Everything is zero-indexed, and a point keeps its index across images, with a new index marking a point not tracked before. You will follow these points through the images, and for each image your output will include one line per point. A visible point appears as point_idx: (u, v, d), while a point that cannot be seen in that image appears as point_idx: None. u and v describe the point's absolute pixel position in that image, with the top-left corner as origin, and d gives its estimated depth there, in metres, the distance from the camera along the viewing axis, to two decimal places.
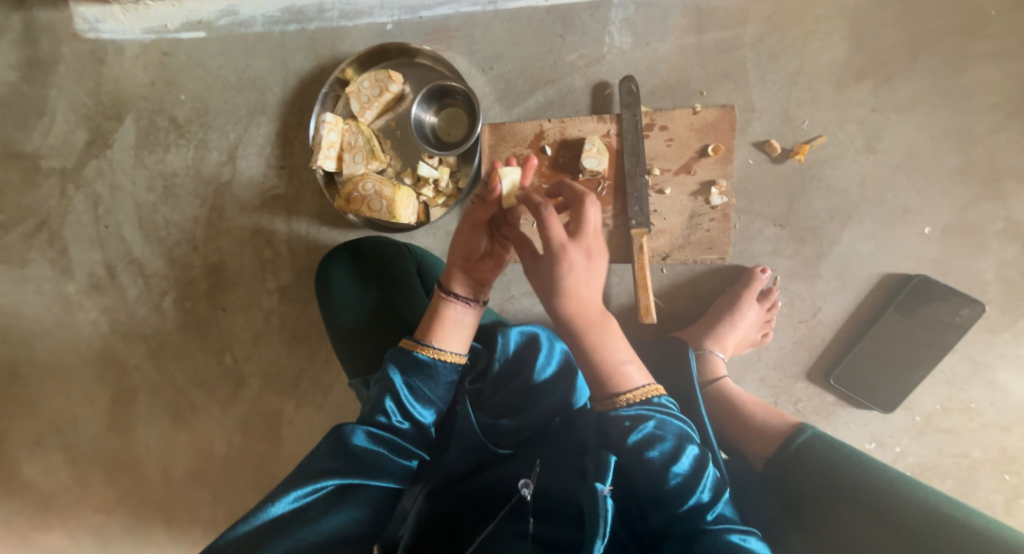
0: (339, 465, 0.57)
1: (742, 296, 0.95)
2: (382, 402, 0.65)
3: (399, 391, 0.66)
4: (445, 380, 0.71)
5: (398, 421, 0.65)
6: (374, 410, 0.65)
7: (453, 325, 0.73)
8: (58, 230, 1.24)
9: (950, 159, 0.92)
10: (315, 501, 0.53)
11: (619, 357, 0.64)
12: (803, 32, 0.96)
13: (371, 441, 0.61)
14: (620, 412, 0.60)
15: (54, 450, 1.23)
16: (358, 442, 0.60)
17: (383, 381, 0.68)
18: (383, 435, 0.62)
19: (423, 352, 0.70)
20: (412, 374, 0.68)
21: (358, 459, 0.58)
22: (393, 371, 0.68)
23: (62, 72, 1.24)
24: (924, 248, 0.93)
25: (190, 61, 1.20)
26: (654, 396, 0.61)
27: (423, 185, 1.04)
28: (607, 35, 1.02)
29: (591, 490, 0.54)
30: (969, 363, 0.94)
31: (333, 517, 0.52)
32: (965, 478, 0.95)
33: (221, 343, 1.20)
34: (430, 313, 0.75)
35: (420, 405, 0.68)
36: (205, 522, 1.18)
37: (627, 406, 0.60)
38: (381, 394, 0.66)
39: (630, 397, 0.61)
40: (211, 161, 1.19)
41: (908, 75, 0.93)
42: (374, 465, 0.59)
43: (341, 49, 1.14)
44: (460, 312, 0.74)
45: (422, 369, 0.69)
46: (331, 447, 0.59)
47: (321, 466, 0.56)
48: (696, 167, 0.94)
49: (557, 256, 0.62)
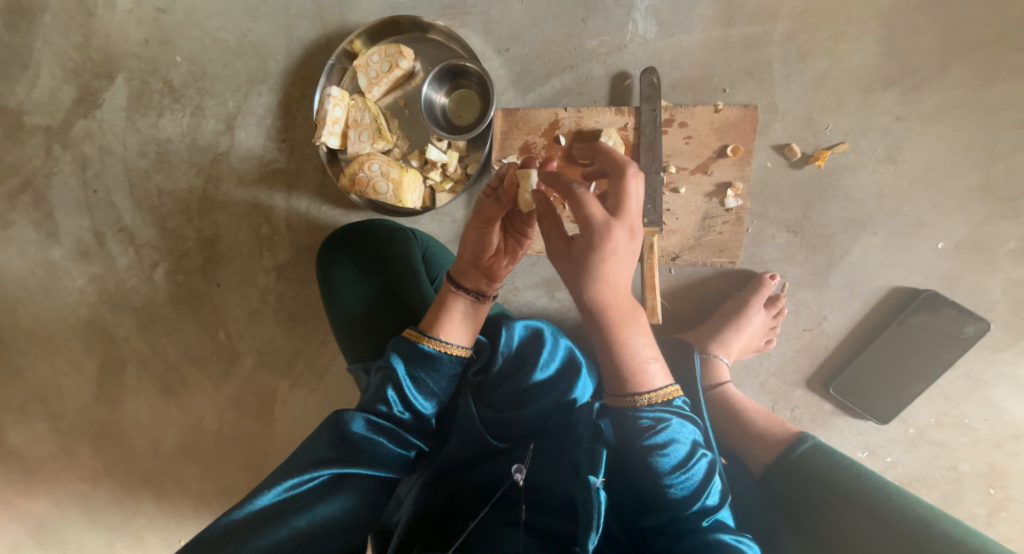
0: (336, 453, 0.55)
1: (749, 301, 0.94)
2: (384, 391, 0.63)
3: (401, 381, 0.64)
4: (447, 372, 0.69)
5: (398, 411, 0.63)
6: (375, 399, 0.63)
7: (461, 319, 0.72)
8: (43, 192, 1.18)
9: (970, 174, 0.91)
10: (308, 491, 0.51)
11: (643, 353, 0.60)
12: (834, 32, 0.92)
13: (371, 430, 0.59)
14: (640, 413, 0.58)
15: (39, 417, 1.20)
16: (357, 430, 0.58)
17: (385, 369, 0.65)
18: (382, 425, 0.60)
19: (427, 343, 0.67)
20: (415, 365, 0.66)
21: (358, 449, 0.57)
22: (396, 359, 0.66)
23: (48, 23, 1.16)
24: (934, 263, 0.93)
25: (187, 20, 1.13)
26: (673, 398, 0.60)
27: (430, 168, 1.01)
28: (631, 23, 0.98)
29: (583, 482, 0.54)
30: (967, 379, 0.95)
31: (327, 507, 0.51)
32: (951, 490, 0.97)
33: (214, 319, 1.17)
34: (436, 304, 0.73)
35: (422, 398, 0.66)
36: (193, 496, 1.17)
37: (648, 407, 0.58)
38: (382, 383, 0.64)
39: (651, 398, 0.58)
40: (208, 129, 1.14)
41: (937, 85, 0.91)
42: (372, 455, 0.58)
43: (349, 18, 1.08)
44: (468, 306, 0.73)
45: (427, 360, 0.67)
46: (330, 436, 0.57)
47: (319, 453, 0.55)
48: (713, 168, 0.92)
49: (601, 237, 0.56)
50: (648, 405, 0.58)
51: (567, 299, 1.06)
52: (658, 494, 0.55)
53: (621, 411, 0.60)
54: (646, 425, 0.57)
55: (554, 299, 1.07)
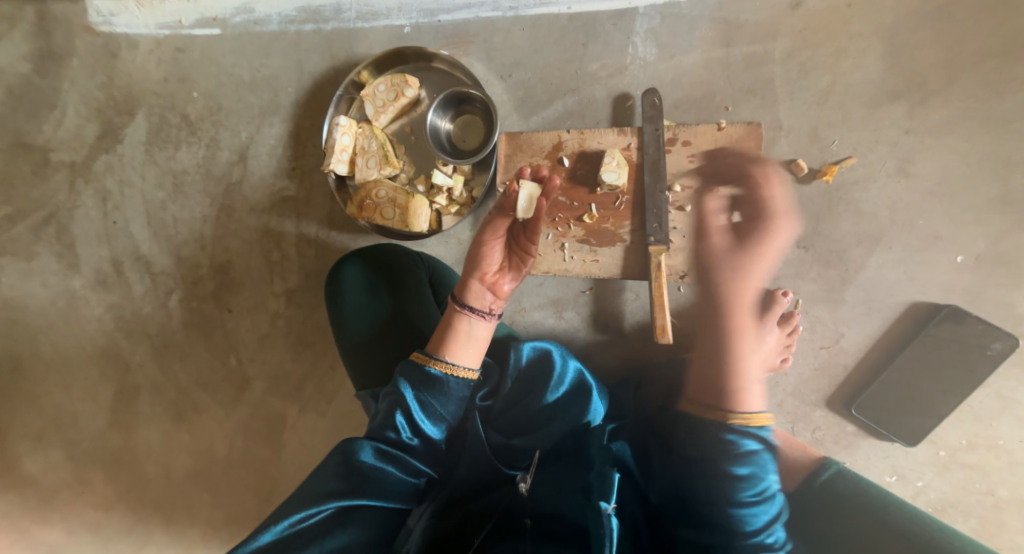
0: (341, 485, 0.54)
1: (761, 320, 0.92)
2: (392, 415, 0.62)
3: (409, 405, 0.63)
4: (456, 395, 0.67)
5: (407, 437, 0.62)
6: (382, 425, 0.62)
7: (467, 338, 0.71)
8: (66, 224, 1.23)
9: (986, 186, 0.89)
10: (311, 524, 0.50)
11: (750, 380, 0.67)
12: (835, 48, 0.92)
13: (378, 457, 0.58)
14: (728, 423, 0.60)
15: (55, 445, 1.21)
16: (365, 458, 0.58)
17: (393, 394, 0.65)
18: (389, 451, 0.59)
19: (434, 367, 0.67)
20: (422, 388, 0.65)
21: (366, 478, 0.56)
22: (404, 383, 0.65)
23: (75, 65, 1.23)
24: (955, 277, 0.90)
25: (204, 58, 1.18)
26: (766, 425, 0.61)
27: (435, 193, 1.02)
28: (631, 46, 0.99)
29: (596, 509, 0.54)
30: (998, 398, 0.90)
31: (333, 539, 0.50)
32: (990, 517, 0.91)
33: (226, 345, 1.18)
34: (448, 325, 0.73)
35: (431, 422, 0.64)
36: (203, 524, 1.16)
37: (739, 427, 0.59)
38: (390, 408, 0.63)
39: (746, 419, 0.60)
40: (222, 160, 1.17)
41: (945, 97, 0.89)
42: (380, 484, 0.56)
43: (357, 51, 1.11)
44: (476, 328, 0.72)
45: (435, 383, 0.66)
46: (338, 466, 0.56)
47: (326, 486, 0.54)
48: (718, 185, 0.91)
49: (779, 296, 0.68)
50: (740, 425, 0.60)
51: (575, 320, 1.04)
52: (716, 507, 0.55)
53: (713, 425, 0.61)
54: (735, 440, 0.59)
55: (561, 320, 1.05)
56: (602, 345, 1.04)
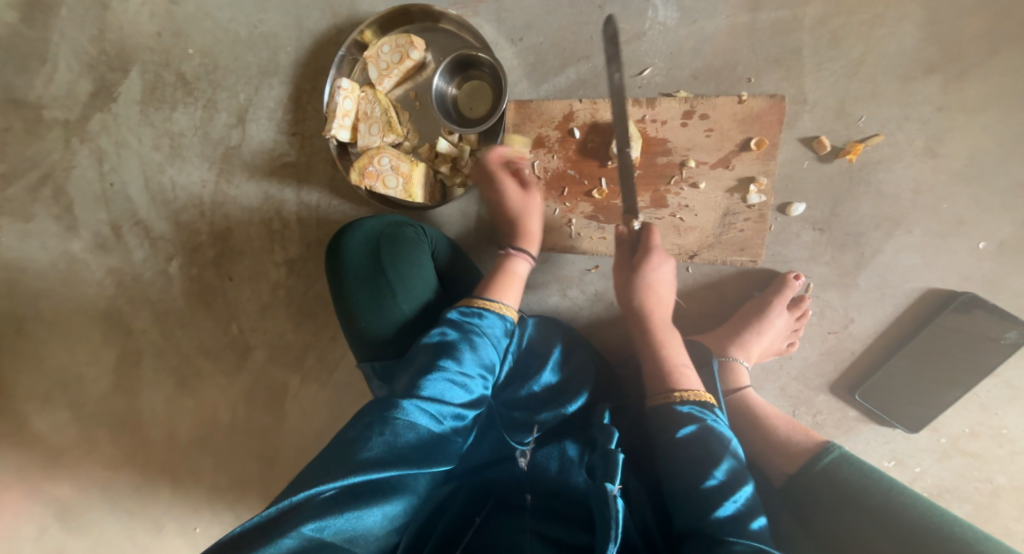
0: (375, 448, 0.48)
1: (771, 303, 0.89)
2: (438, 366, 0.58)
3: (458, 355, 0.61)
4: (499, 333, 0.69)
5: (447, 393, 0.57)
6: (414, 385, 0.56)
7: (514, 280, 0.80)
8: (62, 185, 1.20)
9: (1018, 169, 0.85)
10: (334, 492, 0.43)
11: (680, 360, 0.73)
12: (871, 16, 0.86)
13: (418, 417, 0.52)
14: (675, 406, 0.64)
15: (61, 406, 1.23)
16: (404, 412, 0.52)
17: (434, 345, 0.61)
18: (428, 412, 0.54)
19: (489, 308, 0.69)
20: (465, 334, 0.64)
21: (400, 445, 0.49)
22: (449, 328, 0.64)
23: (65, 16, 1.17)
24: (975, 264, 0.87)
25: (199, 12, 1.12)
26: (704, 400, 0.64)
27: (440, 162, 0.99)
28: (650, 9, 0.93)
29: (601, 490, 0.54)
30: (1007, 387, 0.89)
31: (360, 512, 0.43)
32: (986, 504, 0.92)
33: (227, 312, 1.17)
34: (499, 271, 0.82)
35: (471, 372, 0.61)
36: (208, 486, 1.19)
37: (682, 402, 0.64)
38: (435, 357, 0.60)
39: (686, 395, 0.65)
40: (220, 123, 1.13)
41: (983, 72, 0.84)
42: (416, 449, 0.50)
43: (360, 8, 1.05)
44: (522, 269, 0.84)
45: (480, 327, 0.66)
46: (371, 429, 0.50)
47: (358, 451, 0.47)
48: (735, 162, 0.87)
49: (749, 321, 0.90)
50: (682, 401, 0.64)
51: (580, 297, 1.03)
52: (693, 495, 0.54)
53: (665, 420, 0.63)
54: (685, 418, 0.61)
55: (566, 297, 1.04)
56: (607, 323, 1.02)
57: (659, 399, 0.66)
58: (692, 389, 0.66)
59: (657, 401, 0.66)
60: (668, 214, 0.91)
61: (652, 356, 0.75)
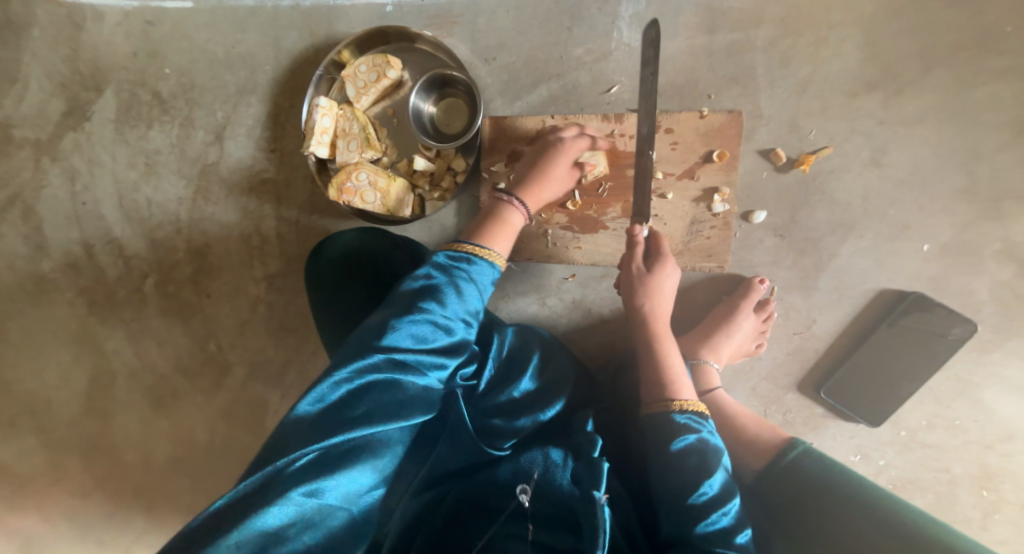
0: (358, 409, 0.48)
1: (738, 306, 0.94)
2: (418, 310, 0.57)
3: (441, 297, 0.59)
4: (488, 280, 0.66)
5: (418, 341, 0.56)
6: (390, 327, 0.55)
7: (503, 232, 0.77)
8: (32, 205, 1.18)
9: (954, 177, 0.92)
10: (321, 457, 0.43)
11: (675, 369, 0.72)
12: (817, 38, 0.93)
13: (396, 373, 0.53)
14: (672, 415, 0.64)
15: (28, 432, 1.19)
16: (377, 375, 0.51)
17: (418, 286, 0.60)
18: (408, 363, 0.54)
19: (478, 255, 0.66)
20: (448, 278, 0.61)
21: (375, 406, 0.49)
22: (435, 272, 0.61)
23: (37, 36, 1.17)
24: (922, 266, 0.93)
25: (175, 32, 1.14)
26: (703, 413, 0.65)
27: (417, 177, 1.02)
28: (616, 31, 0.99)
29: (588, 501, 0.54)
30: (957, 380, 0.95)
31: (345, 476, 0.44)
32: (945, 493, 0.97)
33: (205, 330, 1.16)
34: (490, 218, 0.78)
35: (451, 319, 0.60)
36: (185, 509, 1.16)
37: (681, 411, 0.64)
38: (418, 300, 0.58)
39: (683, 404, 0.65)
40: (197, 140, 1.14)
41: (919, 89, 0.91)
42: (391, 403, 0.50)
43: (337, 29, 1.08)
44: (514, 219, 0.79)
45: (465, 268, 0.64)
46: (345, 392, 0.48)
47: (336, 416, 0.46)
48: (700, 173, 0.92)
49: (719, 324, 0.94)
50: (680, 411, 0.64)
51: (558, 305, 1.05)
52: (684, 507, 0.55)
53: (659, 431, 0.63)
54: (682, 428, 0.62)
55: (544, 305, 1.06)
56: (585, 331, 1.05)
57: (656, 407, 0.66)
58: (688, 399, 0.67)
59: (655, 410, 0.66)
60: None
61: (649, 365, 0.74)
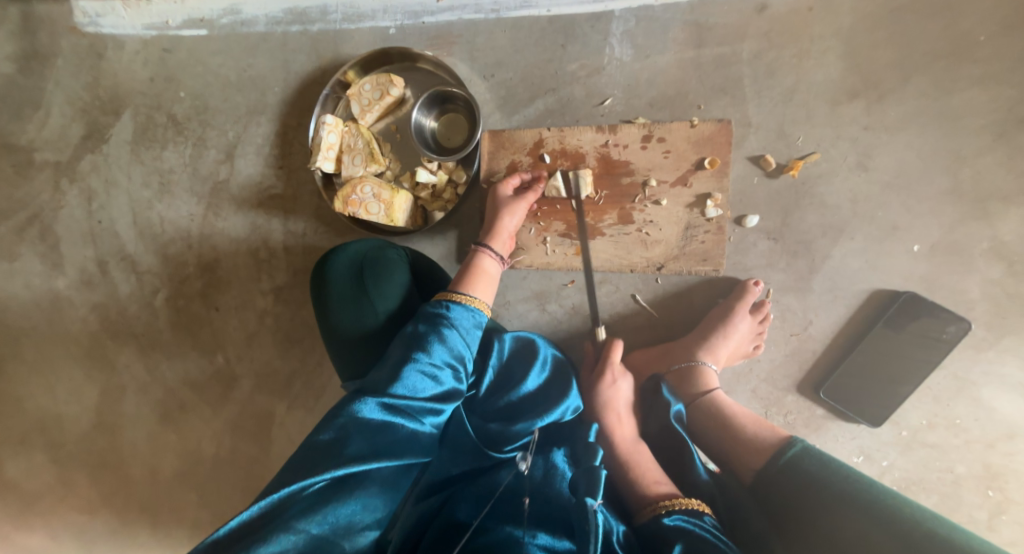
0: (350, 448, 0.51)
1: (734, 307, 0.96)
2: (409, 360, 0.64)
3: (429, 347, 0.66)
4: (473, 325, 0.74)
5: (414, 388, 0.62)
6: (389, 380, 0.62)
7: (483, 276, 0.86)
8: (50, 224, 1.23)
9: (939, 178, 0.94)
10: (320, 489, 0.47)
11: (654, 478, 0.71)
12: (799, 50, 0.97)
13: (391, 416, 0.57)
14: (661, 519, 0.61)
15: (39, 447, 1.21)
16: (373, 415, 0.56)
17: (409, 341, 0.68)
18: (400, 408, 0.58)
19: (458, 302, 0.74)
20: (432, 330, 0.69)
21: (376, 438, 0.54)
22: (421, 324, 0.70)
23: (60, 65, 1.23)
24: (912, 265, 0.95)
25: (190, 59, 1.20)
26: (698, 512, 0.61)
27: (421, 190, 1.05)
28: (607, 47, 1.03)
29: (581, 506, 0.57)
30: (955, 379, 0.96)
31: (339, 507, 0.47)
32: (950, 494, 0.96)
33: (214, 342, 1.19)
34: (466, 268, 0.87)
35: (440, 367, 0.66)
36: (192, 523, 1.17)
37: (668, 514, 0.61)
38: (409, 351, 0.66)
39: (670, 504, 0.63)
40: (209, 159, 1.19)
41: (899, 96, 0.95)
42: (391, 439, 0.55)
43: (343, 51, 1.14)
44: (491, 266, 0.88)
45: (448, 319, 0.72)
46: (346, 426, 0.54)
47: (334, 451, 0.51)
48: (692, 180, 0.95)
49: (719, 325, 0.95)
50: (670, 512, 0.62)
51: (558, 311, 1.07)
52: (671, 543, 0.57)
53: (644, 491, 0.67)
54: (671, 530, 0.58)
55: (545, 311, 1.08)
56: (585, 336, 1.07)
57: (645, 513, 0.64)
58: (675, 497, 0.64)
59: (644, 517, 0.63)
60: (635, 229, 0.98)
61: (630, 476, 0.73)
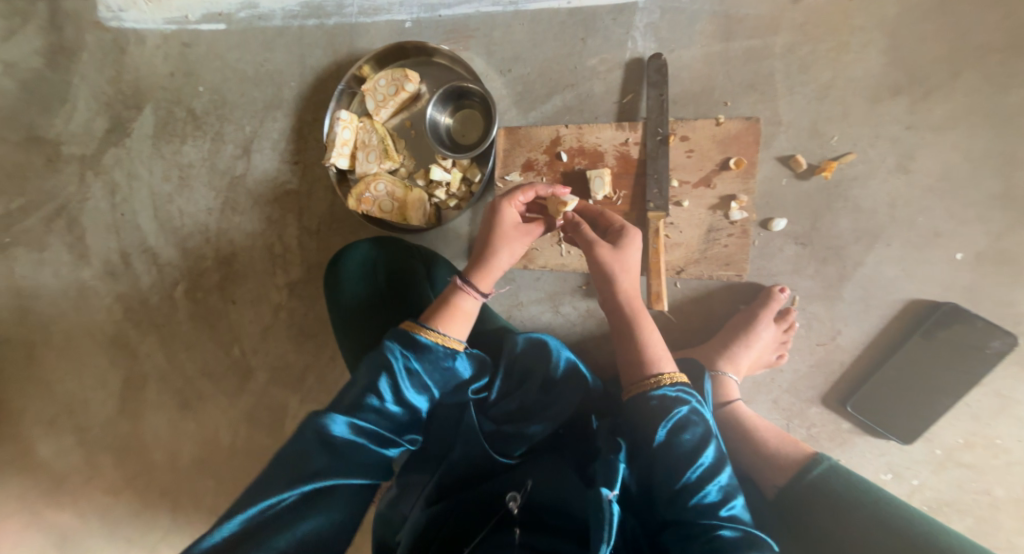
0: (313, 466, 0.49)
1: (757, 315, 0.92)
2: (377, 387, 0.57)
3: (401, 375, 0.59)
4: (447, 358, 0.64)
5: (392, 406, 0.57)
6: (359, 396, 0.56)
7: (461, 316, 0.70)
8: (76, 216, 1.26)
9: (988, 183, 0.88)
10: (285, 509, 0.47)
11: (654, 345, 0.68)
12: (837, 43, 0.92)
13: (357, 435, 0.53)
14: (657, 391, 0.61)
15: (66, 431, 1.25)
16: (339, 438, 0.52)
17: (377, 359, 0.59)
18: (367, 432, 0.54)
19: (435, 337, 0.63)
20: (409, 355, 0.60)
21: (343, 456, 0.51)
22: (395, 346, 0.60)
23: (85, 59, 1.25)
24: (955, 275, 0.89)
25: (209, 53, 1.20)
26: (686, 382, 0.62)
27: (435, 188, 1.02)
28: (630, 41, 0.99)
29: (597, 495, 0.53)
30: (997, 397, 0.90)
31: (304, 524, 0.47)
32: (987, 517, 0.91)
33: (230, 335, 1.20)
34: (440, 304, 0.71)
35: (415, 393, 0.60)
36: (208, 510, 1.19)
37: (664, 385, 0.61)
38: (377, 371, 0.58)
39: (667, 378, 0.62)
40: (227, 154, 1.19)
41: (947, 92, 0.88)
42: (357, 459, 0.52)
43: (359, 46, 1.12)
44: (471, 304, 0.72)
45: (423, 348, 0.62)
46: (313, 441, 0.51)
47: (298, 468, 0.49)
48: (716, 181, 0.91)
49: (742, 334, 0.91)
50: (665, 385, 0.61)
51: (571, 314, 1.05)
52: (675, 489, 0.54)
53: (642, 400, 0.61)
54: (671, 406, 0.58)
55: (559, 313, 1.06)
56: (598, 340, 1.04)
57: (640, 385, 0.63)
58: (666, 372, 0.63)
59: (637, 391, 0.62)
60: None
61: (625, 342, 0.70)
